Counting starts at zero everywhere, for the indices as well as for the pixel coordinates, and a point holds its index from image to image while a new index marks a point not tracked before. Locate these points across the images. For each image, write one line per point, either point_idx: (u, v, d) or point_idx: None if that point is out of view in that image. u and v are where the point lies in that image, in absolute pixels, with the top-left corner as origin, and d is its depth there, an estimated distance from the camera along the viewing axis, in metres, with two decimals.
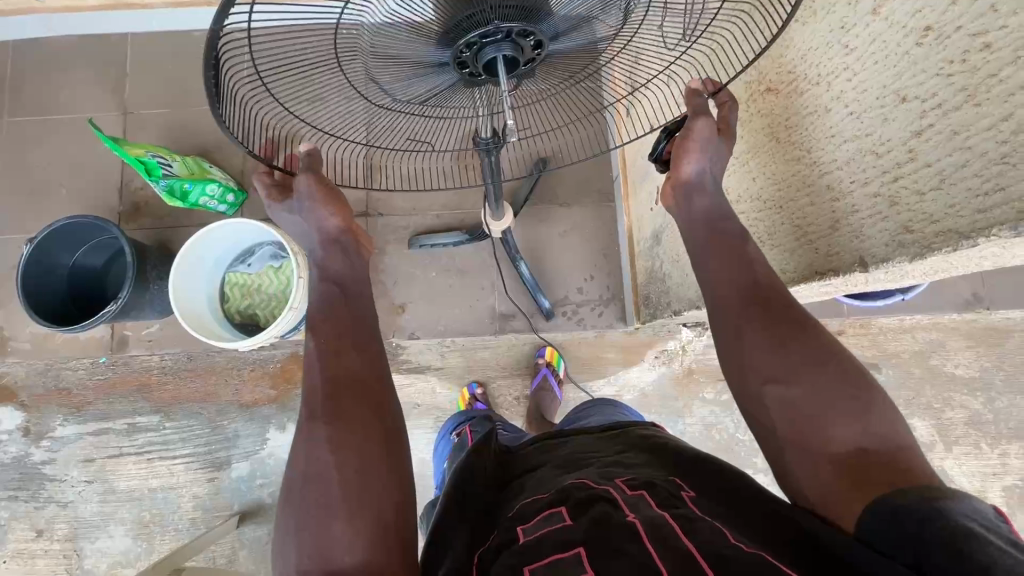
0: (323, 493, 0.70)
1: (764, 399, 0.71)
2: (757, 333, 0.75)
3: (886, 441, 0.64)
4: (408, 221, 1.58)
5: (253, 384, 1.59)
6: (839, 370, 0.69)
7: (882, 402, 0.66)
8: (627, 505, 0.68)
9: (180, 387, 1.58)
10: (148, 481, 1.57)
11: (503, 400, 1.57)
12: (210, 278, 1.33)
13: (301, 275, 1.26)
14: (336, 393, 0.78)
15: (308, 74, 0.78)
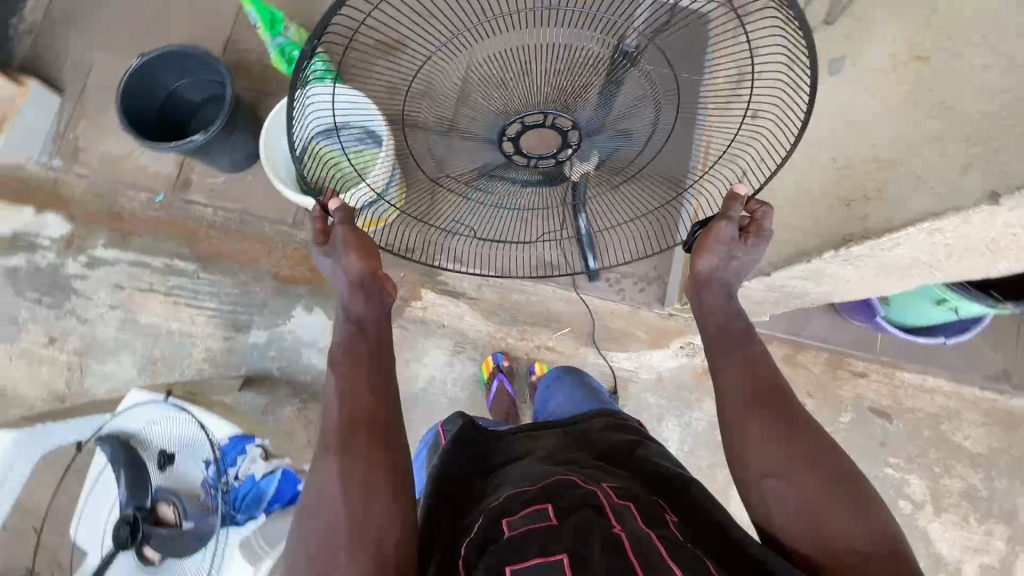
0: (329, 517, 0.72)
1: (760, 493, 0.74)
2: (759, 425, 0.77)
3: (879, 544, 0.68)
4: None
5: (294, 263, 1.62)
6: (836, 476, 0.72)
7: (875, 509, 0.70)
8: (612, 515, 0.68)
9: (224, 245, 1.62)
10: (168, 324, 1.60)
11: (524, 345, 1.60)
12: None
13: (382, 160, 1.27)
14: (349, 420, 0.80)
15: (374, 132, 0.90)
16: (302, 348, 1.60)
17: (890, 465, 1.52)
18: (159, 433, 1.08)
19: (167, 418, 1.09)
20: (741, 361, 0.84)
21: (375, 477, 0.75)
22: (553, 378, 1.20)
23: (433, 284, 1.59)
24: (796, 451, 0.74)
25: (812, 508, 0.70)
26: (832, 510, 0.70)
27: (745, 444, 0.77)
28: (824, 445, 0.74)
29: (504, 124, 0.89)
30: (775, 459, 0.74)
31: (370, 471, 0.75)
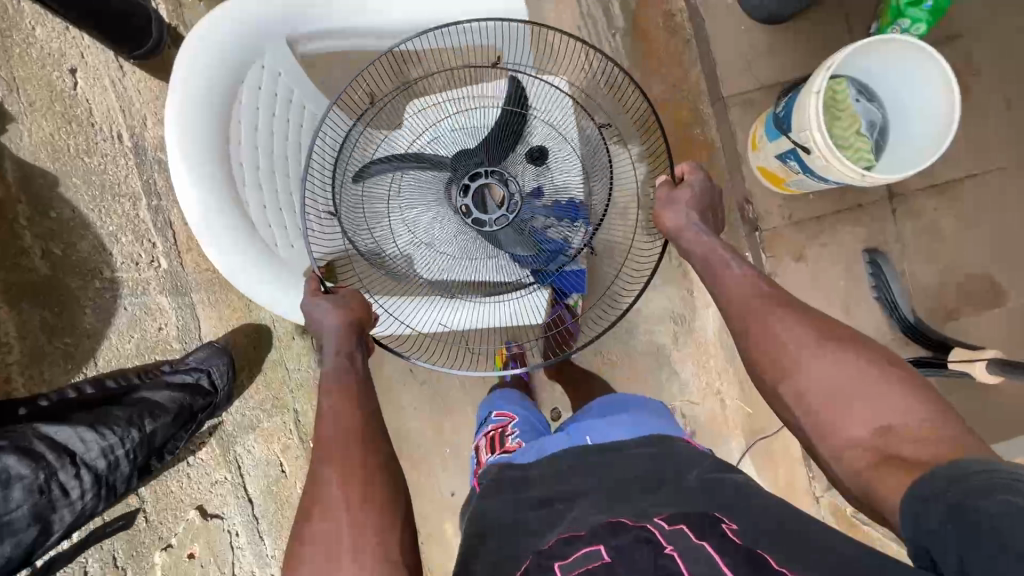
0: (329, 509, 0.74)
1: (786, 392, 0.82)
2: (778, 321, 0.86)
3: (920, 423, 0.71)
4: (891, 241, 1.43)
5: (672, 118, 1.50)
6: (860, 359, 0.78)
7: (915, 392, 0.74)
8: (664, 538, 0.65)
9: (651, 52, 1.51)
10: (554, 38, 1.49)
11: (712, 377, 1.50)
12: (896, 99, 1.19)
13: (850, 172, 1.10)
14: (342, 436, 0.82)
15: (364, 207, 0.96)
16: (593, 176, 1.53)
17: None
18: (547, 135, 1.00)
19: (568, 140, 1.00)
20: (747, 277, 0.95)
21: (360, 501, 0.75)
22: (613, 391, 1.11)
23: None
24: (810, 341, 0.82)
25: (854, 399, 0.76)
26: (865, 401, 0.75)
27: (765, 339, 0.87)
28: (846, 341, 0.81)
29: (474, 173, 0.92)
30: (796, 348, 0.83)
31: (349, 485, 0.77)
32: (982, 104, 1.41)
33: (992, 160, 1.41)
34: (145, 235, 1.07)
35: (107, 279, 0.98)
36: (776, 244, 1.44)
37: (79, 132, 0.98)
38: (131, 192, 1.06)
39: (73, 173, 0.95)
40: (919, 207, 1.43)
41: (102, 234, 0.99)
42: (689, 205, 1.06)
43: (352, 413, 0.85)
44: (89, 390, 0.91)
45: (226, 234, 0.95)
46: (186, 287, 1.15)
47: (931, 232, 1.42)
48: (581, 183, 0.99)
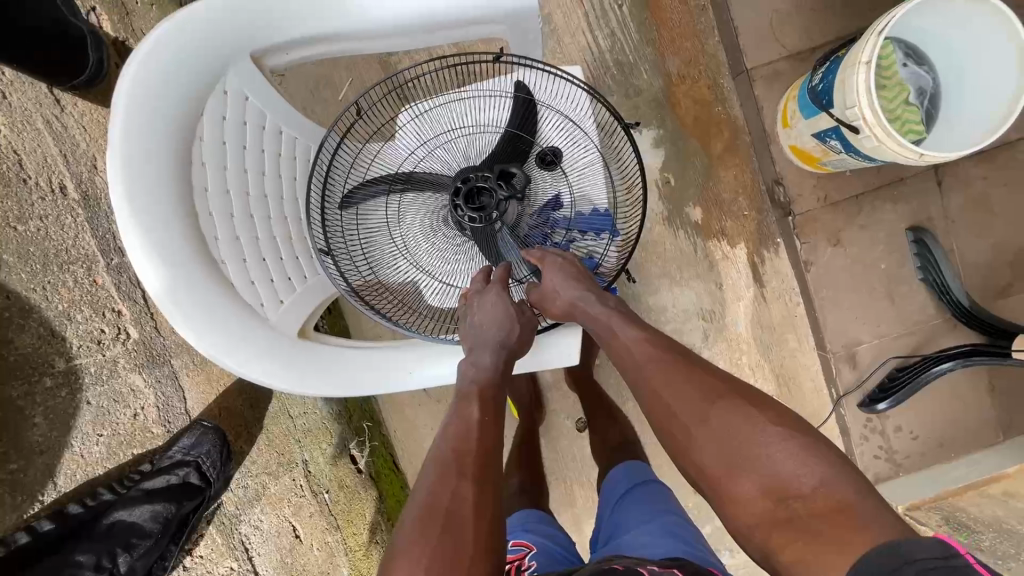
0: (451, 495, 0.61)
1: (691, 465, 0.70)
2: (664, 385, 0.72)
3: (818, 485, 0.61)
4: (937, 217, 1.31)
5: (691, 95, 1.35)
6: (744, 410, 0.68)
7: (800, 447, 0.63)
8: None
9: (669, 17, 1.34)
10: (555, 13, 1.33)
11: (744, 376, 1.41)
12: (951, 63, 1.06)
13: (902, 148, 0.97)
14: (473, 439, 0.67)
15: (349, 234, 0.81)
16: None
17: None
18: (563, 134, 0.87)
19: (580, 142, 0.88)
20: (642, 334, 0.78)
21: (483, 521, 0.60)
22: (626, 471, 1.00)
23: (756, 249, 1.39)
24: (696, 400, 0.70)
25: (767, 463, 0.64)
26: (775, 466, 0.63)
27: (667, 402, 0.71)
28: (744, 396, 0.69)
29: (479, 186, 0.80)
30: (693, 411, 0.69)
31: (480, 486, 0.63)
32: None
33: None
34: (106, 304, 0.98)
35: (62, 372, 0.92)
36: (811, 228, 1.33)
37: (8, 195, 0.88)
38: (83, 255, 0.95)
39: (5, 249, 0.87)
40: (968, 177, 1.30)
41: (50, 317, 0.91)
42: (564, 286, 0.82)
43: (487, 413, 0.70)
44: (48, 526, 0.90)
45: (200, 309, 0.62)
46: (163, 353, 1.04)
47: (983, 204, 1.30)
48: (603, 192, 0.89)
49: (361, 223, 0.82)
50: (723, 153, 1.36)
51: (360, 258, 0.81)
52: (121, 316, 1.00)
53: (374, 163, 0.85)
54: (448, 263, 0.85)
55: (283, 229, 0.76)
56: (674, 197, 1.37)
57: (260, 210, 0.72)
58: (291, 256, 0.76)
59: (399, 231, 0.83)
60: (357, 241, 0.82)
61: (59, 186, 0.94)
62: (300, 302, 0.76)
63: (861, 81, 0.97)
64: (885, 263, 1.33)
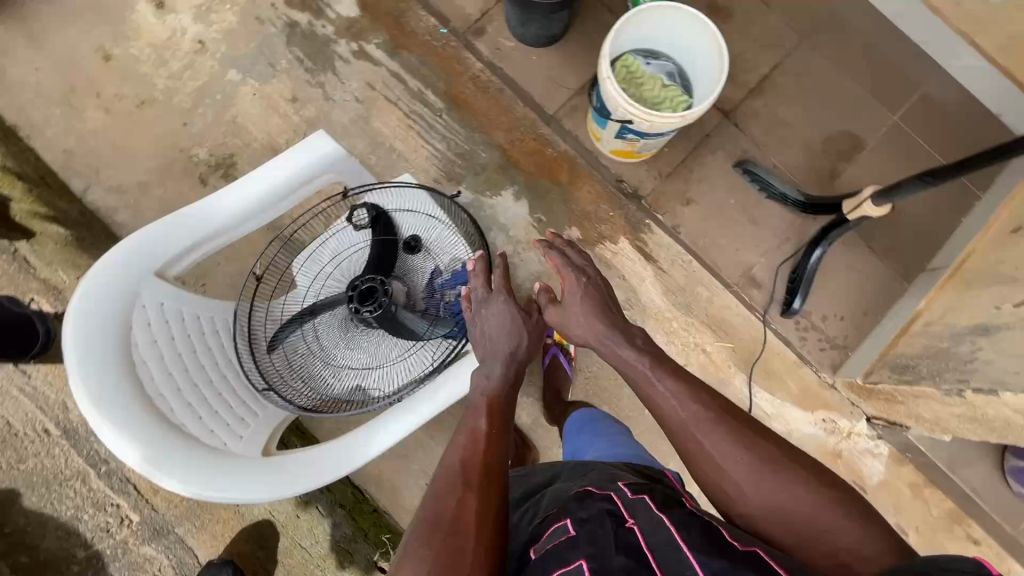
0: (458, 504, 0.73)
1: (745, 514, 0.80)
2: (714, 450, 0.83)
3: (854, 538, 0.74)
4: (749, 148, 1.60)
5: (524, 150, 1.65)
6: (787, 465, 0.80)
7: (837, 502, 0.76)
8: (625, 512, 0.77)
9: (478, 103, 1.66)
10: (395, 142, 1.66)
11: (684, 338, 1.58)
12: (675, 48, 1.39)
13: (674, 118, 1.25)
14: (472, 453, 0.80)
15: (283, 368, 0.99)
16: (493, 226, 1.62)
17: None
18: (413, 223, 1.10)
19: (428, 223, 1.10)
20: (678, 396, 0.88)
21: (484, 524, 0.71)
22: (586, 420, 1.24)
23: (635, 236, 1.61)
24: (746, 465, 0.81)
25: (810, 516, 0.76)
26: (818, 521, 0.76)
27: (721, 465, 0.82)
28: (786, 457, 0.81)
29: (364, 287, 1.00)
30: (747, 473, 0.80)
31: (486, 500, 0.74)
32: (746, 12, 1.64)
33: (782, 48, 1.64)
34: (105, 501, 1.33)
35: (83, 559, 1.32)
36: (664, 200, 1.59)
37: (10, 448, 1.32)
38: (75, 471, 1.33)
39: (21, 484, 1.32)
40: (752, 111, 1.62)
41: (67, 520, 1.32)
42: (584, 307, 1.01)
43: (489, 434, 0.84)
44: None
45: (177, 467, 0.78)
46: (160, 525, 1.34)
47: (774, 124, 1.61)
48: (460, 248, 1.10)
49: (289, 356, 0.99)
50: (570, 177, 1.64)
51: (298, 382, 0.98)
52: (121, 506, 1.34)
53: (285, 307, 1.05)
54: (369, 355, 1.02)
55: (227, 386, 0.93)
56: (552, 228, 1.62)
57: (201, 379, 0.89)
58: (241, 404, 0.93)
59: (321, 349, 1.01)
60: (290, 370, 0.99)
61: (44, 430, 1.34)
62: (255, 434, 0.92)
63: (617, 91, 1.26)
64: (734, 196, 1.58)
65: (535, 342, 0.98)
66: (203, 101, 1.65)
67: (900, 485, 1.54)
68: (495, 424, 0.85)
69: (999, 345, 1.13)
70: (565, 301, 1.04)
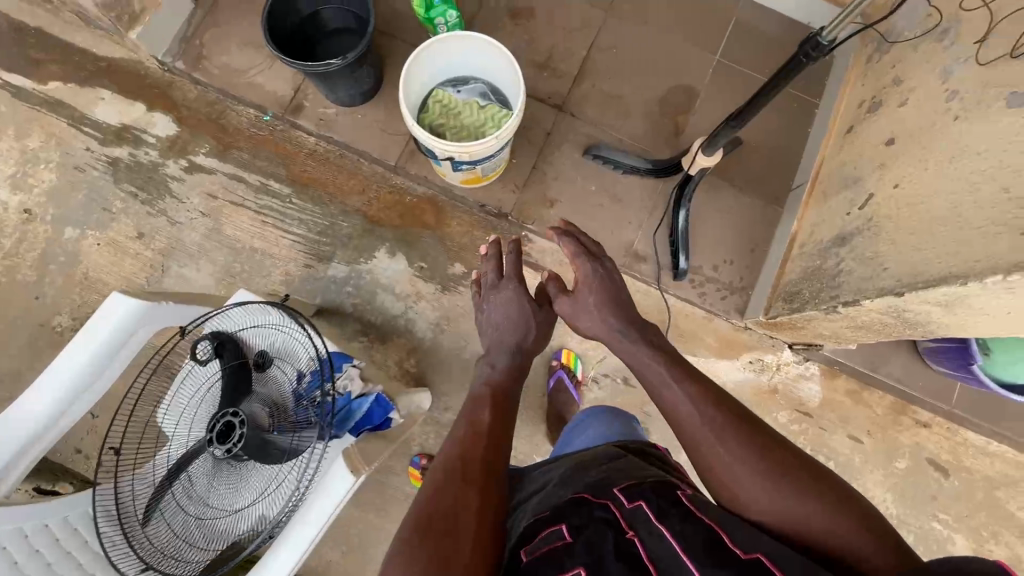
0: (457, 499, 0.83)
1: (754, 514, 0.80)
2: (721, 450, 0.84)
3: (853, 536, 0.74)
4: (592, 132, 1.62)
5: (383, 206, 1.63)
6: (801, 471, 0.80)
7: (838, 500, 0.77)
8: (625, 521, 0.78)
9: (323, 176, 1.64)
10: (255, 242, 1.62)
11: None
12: (477, 70, 1.40)
13: (494, 138, 1.26)
14: (467, 455, 0.89)
15: (162, 534, 0.97)
16: (377, 290, 1.60)
17: (937, 519, 1.52)
18: (257, 340, 1.06)
19: (271, 335, 1.06)
20: (690, 394, 0.90)
21: (482, 520, 0.81)
22: (593, 411, 1.21)
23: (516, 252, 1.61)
24: (755, 465, 0.81)
25: (809, 516, 0.76)
26: (817, 520, 0.76)
27: (728, 462, 0.83)
28: (794, 457, 0.82)
29: (215, 427, 0.97)
30: (753, 470, 0.81)
31: (482, 518, 0.82)
32: (546, 5, 1.66)
33: (591, 27, 1.66)
34: None
35: None
36: (529, 208, 1.60)
37: None
38: None
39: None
40: (583, 95, 1.64)
41: None
42: (592, 291, 1.10)
43: (483, 442, 0.92)
44: None
45: None
46: None
47: (607, 102, 1.64)
48: (308, 348, 1.05)
49: (167, 520, 0.98)
50: (434, 217, 1.63)
51: (180, 545, 0.97)
52: None
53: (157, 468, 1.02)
54: (246, 492, 0.98)
55: None
56: (434, 272, 1.61)
57: None
58: None
59: (196, 502, 0.98)
60: (171, 535, 0.97)
61: None
62: None
63: (426, 136, 1.25)
64: (593, 182, 1.59)
65: (535, 334, 1.15)
66: (48, 269, 1.59)
67: (840, 397, 1.56)
68: (490, 433, 0.94)
69: (856, 252, 1.16)
70: (577, 292, 1.12)
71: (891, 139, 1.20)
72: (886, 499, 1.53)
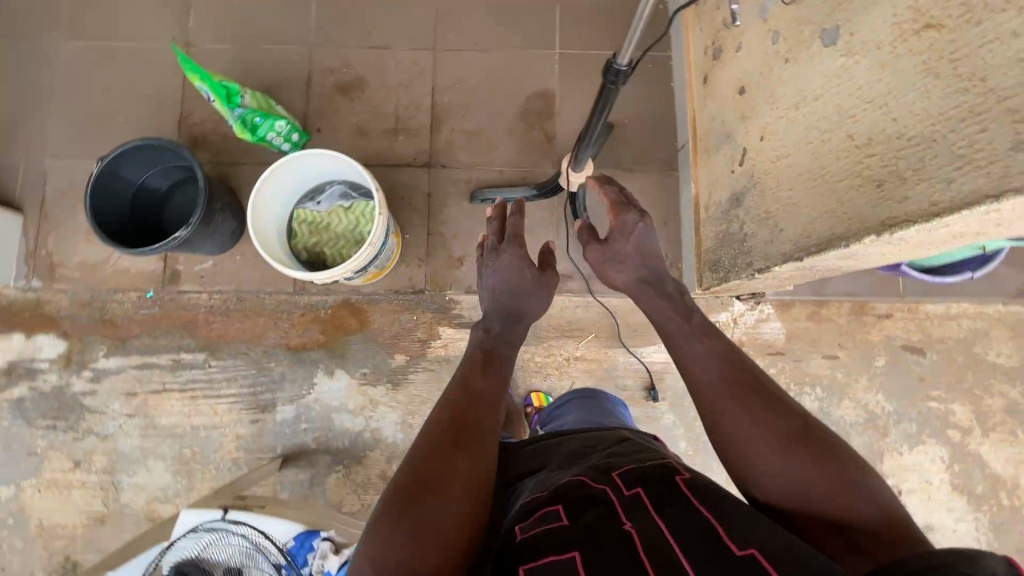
0: (447, 466, 0.79)
1: (762, 481, 0.77)
2: (738, 416, 0.80)
3: (862, 512, 0.71)
4: (469, 174, 1.57)
5: (302, 331, 1.57)
6: (811, 450, 0.75)
7: (853, 475, 0.73)
8: (623, 509, 0.72)
9: (229, 327, 1.57)
10: (193, 419, 1.55)
11: (553, 362, 1.57)
12: (322, 176, 1.32)
13: (370, 244, 1.23)
14: (457, 423, 0.85)
15: None
16: (331, 414, 1.55)
17: (932, 398, 1.54)
18: (214, 560, 1.02)
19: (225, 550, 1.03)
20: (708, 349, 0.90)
21: (468, 488, 0.78)
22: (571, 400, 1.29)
23: (447, 321, 1.56)
24: (770, 432, 0.77)
25: (823, 490, 0.73)
26: (828, 494, 0.73)
27: (743, 427, 0.79)
28: (811, 425, 0.78)
29: None
30: (768, 437, 0.77)
31: (469, 488, 0.78)
32: (372, 70, 1.60)
33: (425, 72, 1.60)
34: None
35: None
36: (440, 274, 1.56)
37: None
38: None
39: None
40: (445, 142, 1.58)
41: None
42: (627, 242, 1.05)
43: (473, 409, 0.88)
44: None
45: None
46: None
47: (471, 139, 1.58)
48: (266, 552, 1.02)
49: None
50: (355, 319, 1.57)
51: None
52: None
53: None
54: None
55: None
56: (378, 372, 1.56)
57: None
58: None
59: None
60: None
61: None
62: None
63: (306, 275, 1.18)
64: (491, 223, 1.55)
65: (537, 301, 1.09)
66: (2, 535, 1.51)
67: (802, 324, 1.57)
68: (483, 404, 0.89)
69: (751, 212, 1.14)
70: (611, 241, 1.07)
71: (741, 88, 1.18)
72: (880, 400, 1.55)
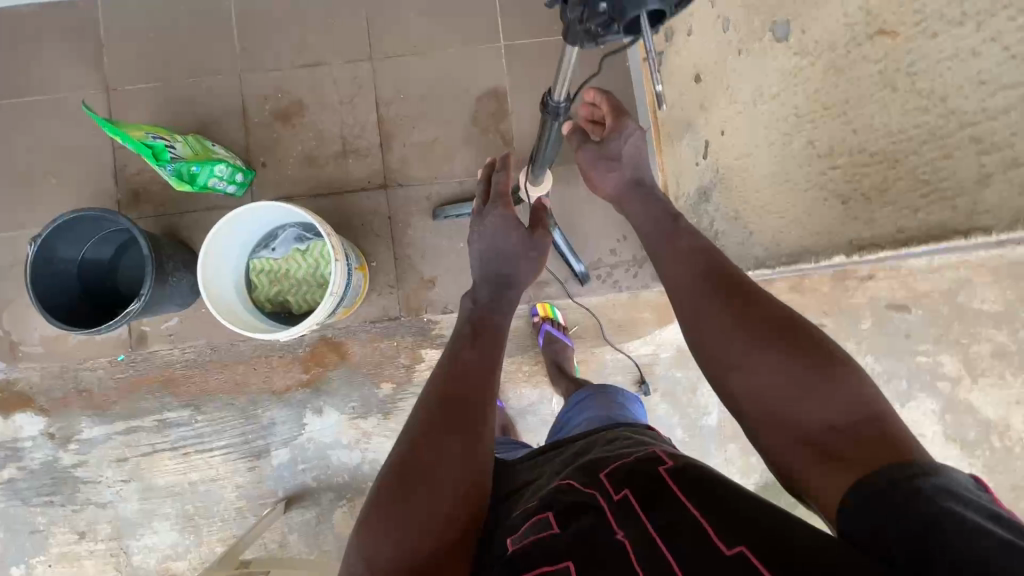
0: (436, 452, 0.75)
1: (735, 384, 0.71)
2: (714, 310, 0.76)
3: (841, 411, 0.63)
4: (428, 189, 1.50)
5: (283, 373, 1.54)
6: (788, 343, 0.69)
7: (832, 368, 0.65)
8: (611, 511, 0.65)
9: (209, 379, 1.54)
10: (189, 475, 1.54)
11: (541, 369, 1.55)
12: (270, 223, 1.25)
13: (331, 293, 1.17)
14: (447, 404, 0.81)
15: None
16: (327, 451, 1.54)
17: (920, 353, 1.54)
18: None
19: None
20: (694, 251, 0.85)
21: (458, 472, 0.74)
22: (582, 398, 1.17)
23: (428, 343, 1.52)
24: (746, 326, 0.72)
25: (797, 385, 0.66)
26: (802, 394, 0.65)
27: (718, 324, 0.74)
28: (793, 319, 0.71)
29: None
30: (741, 332, 0.72)
31: (461, 474, 0.74)
32: (309, 91, 1.50)
33: (364, 85, 1.50)
34: None
35: None
36: (413, 297, 1.52)
37: None
38: None
39: None
40: (398, 158, 1.50)
41: None
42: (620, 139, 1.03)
43: (467, 392, 0.83)
44: None
45: None
46: None
47: (424, 152, 1.50)
48: None
49: None
50: (335, 353, 1.54)
51: None
52: None
53: None
54: None
55: None
56: (367, 403, 1.54)
57: None
58: None
59: None
60: None
61: None
62: None
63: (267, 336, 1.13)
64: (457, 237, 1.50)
65: (527, 264, 1.06)
66: None
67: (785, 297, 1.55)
68: (477, 386, 0.84)
69: (720, 208, 1.09)
70: (607, 140, 1.04)
71: (697, 75, 1.10)
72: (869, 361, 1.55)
